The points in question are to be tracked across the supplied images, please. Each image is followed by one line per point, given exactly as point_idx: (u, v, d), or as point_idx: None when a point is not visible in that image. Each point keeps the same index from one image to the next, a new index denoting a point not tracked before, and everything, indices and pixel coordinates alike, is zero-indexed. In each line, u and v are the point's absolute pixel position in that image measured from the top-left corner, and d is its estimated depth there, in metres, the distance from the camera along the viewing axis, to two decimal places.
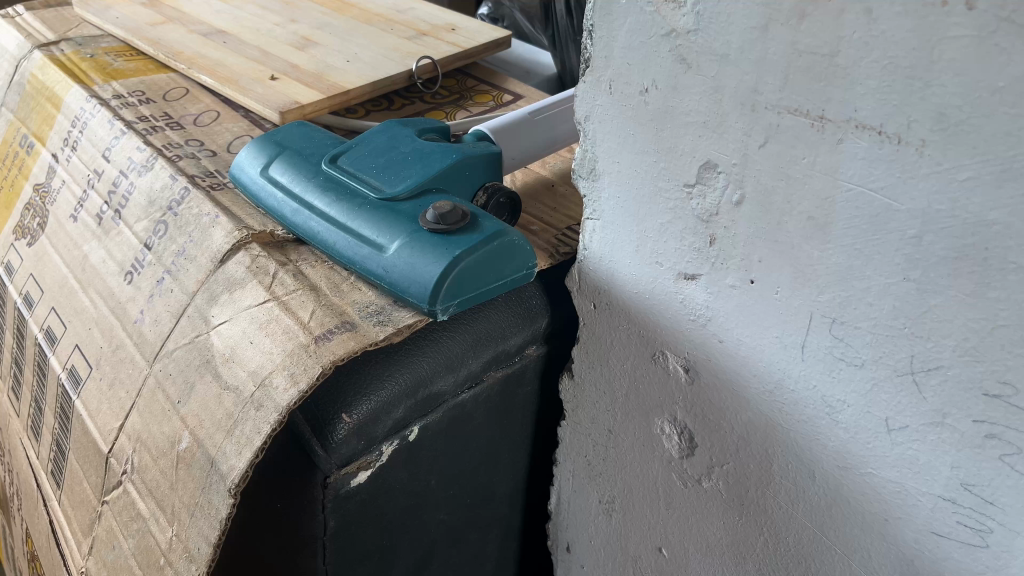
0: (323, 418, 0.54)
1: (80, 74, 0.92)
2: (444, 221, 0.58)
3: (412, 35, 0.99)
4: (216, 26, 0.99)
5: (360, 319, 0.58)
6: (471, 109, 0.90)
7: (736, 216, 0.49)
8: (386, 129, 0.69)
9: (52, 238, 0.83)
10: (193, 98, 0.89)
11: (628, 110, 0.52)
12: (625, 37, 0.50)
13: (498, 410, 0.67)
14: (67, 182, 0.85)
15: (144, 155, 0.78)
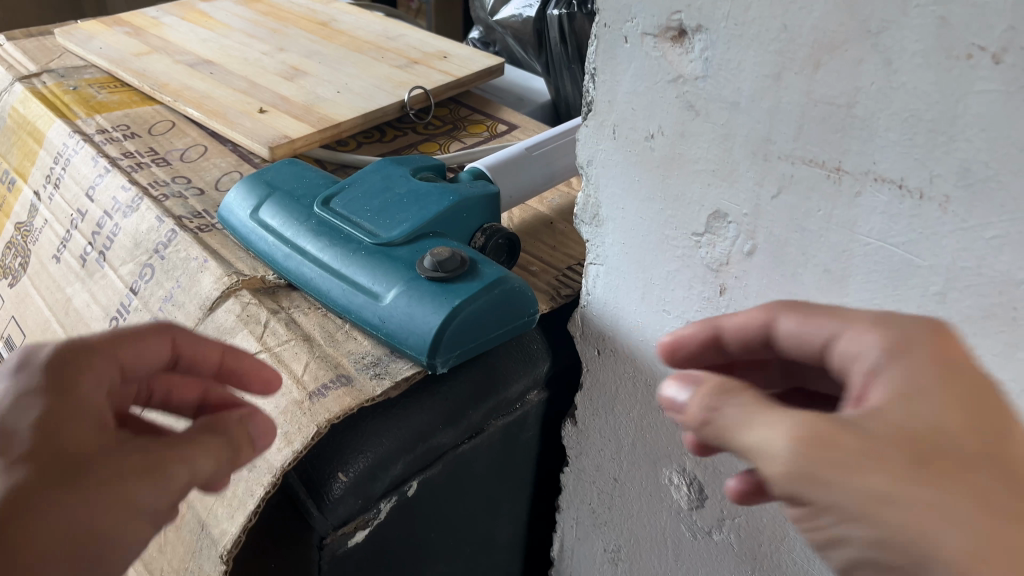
0: (317, 477, 0.52)
1: (63, 108, 0.90)
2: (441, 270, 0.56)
3: (403, 64, 0.97)
4: (202, 56, 0.97)
5: (357, 371, 0.56)
6: (465, 140, 0.88)
7: (748, 266, 0.48)
8: (380, 168, 0.67)
9: (35, 280, 0.80)
10: (179, 132, 0.87)
11: (633, 156, 0.50)
12: (629, 82, 0.48)
13: (499, 458, 0.64)
14: (50, 222, 0.82)
15: (128, 194, 0.75)
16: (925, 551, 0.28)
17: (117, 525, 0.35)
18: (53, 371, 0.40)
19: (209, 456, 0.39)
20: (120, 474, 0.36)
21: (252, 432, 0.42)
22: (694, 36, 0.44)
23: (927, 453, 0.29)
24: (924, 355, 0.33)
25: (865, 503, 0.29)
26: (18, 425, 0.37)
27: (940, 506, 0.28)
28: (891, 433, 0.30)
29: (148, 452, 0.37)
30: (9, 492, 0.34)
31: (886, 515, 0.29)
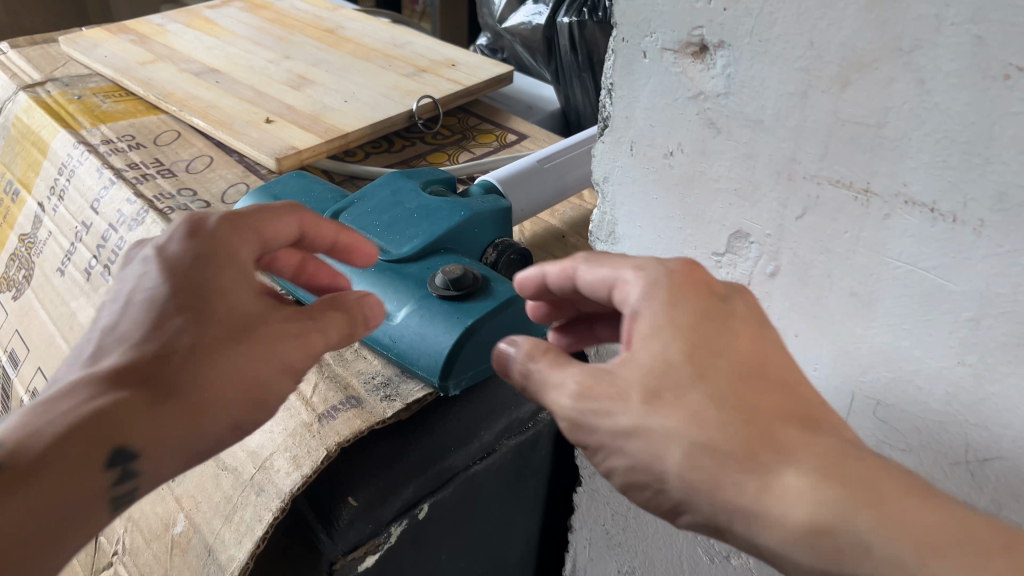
0: (327, 502, 0.51)
1: (67, 117, 0.89)
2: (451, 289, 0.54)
3: (411, 72, 0.95)
4: (207, 64, 0.96)
5: (367, 393, 0.55)
6: (474, 150, 0.87)
7: (771, 287, 0.47)
8: (389, 181, 0.66)
9: (38, 293, 0.79)
10: (185, 142, 0.86)
11: (651, 174, 0.49)
12: (647, 98, 0.47)
13: (511, 478, 0.63)
14: (54, 234, 0.81)
15: (134, 207, 0.74)
16: (661, 468, 0.34)
17: (270, 388, 0.41)
18: (215, 239, 0.43)
19: (335, 329, 0.44)
20: (272, 345, 0.41)
21: (367, 316, 0.47)
22: (716, 52, 0.43)
23: (657, 387, 0.34)
24: (678, 294, 0.37)
25: (621, 436, 0.34)
26: (192, 281, 0.41)
27: (670, 429, 0.33)
28: (636, 373, 0.35)
29: (293, 321, 0.43)
30: (189, 351, 0.39)
31: (634, 445, 0.34)
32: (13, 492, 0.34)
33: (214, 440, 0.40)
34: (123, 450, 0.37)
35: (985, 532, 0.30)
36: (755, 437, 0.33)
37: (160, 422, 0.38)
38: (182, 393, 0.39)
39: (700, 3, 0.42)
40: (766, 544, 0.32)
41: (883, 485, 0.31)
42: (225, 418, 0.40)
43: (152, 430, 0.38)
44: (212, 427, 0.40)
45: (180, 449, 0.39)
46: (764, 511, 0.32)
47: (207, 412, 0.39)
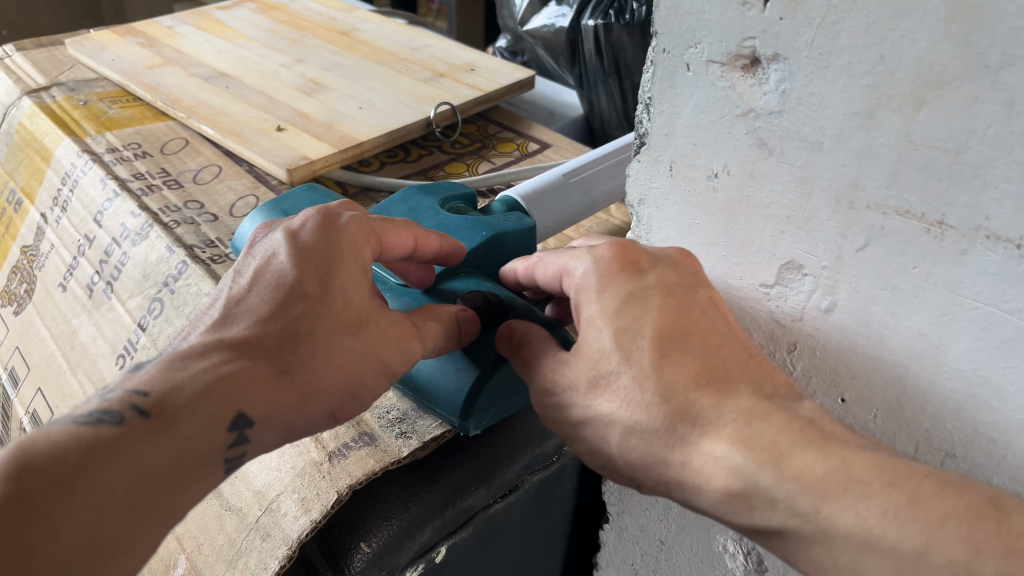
0: (337, 546, 0.47)
1: (72, 124, 0.85)
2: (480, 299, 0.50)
3: (428, 77, 0.91)
4: (217, 68, 0.93)
5: (381, 429, 0.52)
6: (494, 160, 0.83)
7: (825, 322, 0.42)
8: (406, 198, 0.62)
9: (40, 309, 0.76)
10: (193, 151, 0.82)
11: (693, 197, 0.45)
12: (690, 115, 0.43)
13: (534, 514, 0.59)
14: (56, 247, 0.78)
15: (138, 221, 0.71)
16: (606, 448, 0.40)
17: (371, 383, 0.43)
18: (342, 237, 0.46)
19: (434, 341, 0.46)
20: (379, 343, 0.43)
21: (463, 335, 0.47)
22: (769, 66, 0.39)
23: (596, 377, 0.40)
24: (607, 281, 0.41)
25: (581, 423, 0.41)
26: (318, 270, 0.44)
27: (612, 416, 0.39)
28: (579, 365, 0.40)
29: (400, 324, 0.45)
30: (306, 335, 0.42)
31: (584, 430, 0.41)
32: (155, 439, 0.37)
33: (312, 422, 0.43)
34: (237, 420, 0.39)
35: (870, 473, 0.33)
36: (676, 412, 0.38)
37: (274, 397, 0.41)
38: (297, 372, 0.41)
39: (753, 12, 0.38)
40: (699, 504, 0.38)
41: (783, 442, 0.35)
42: (327, 403, 0.42)
43: (266, 403, 0.40)
44: (314, 411, 0.42)
45: (285, 425, 0.42)
46: (691, 479, 0.37)
47: (312, 395, 0.42)
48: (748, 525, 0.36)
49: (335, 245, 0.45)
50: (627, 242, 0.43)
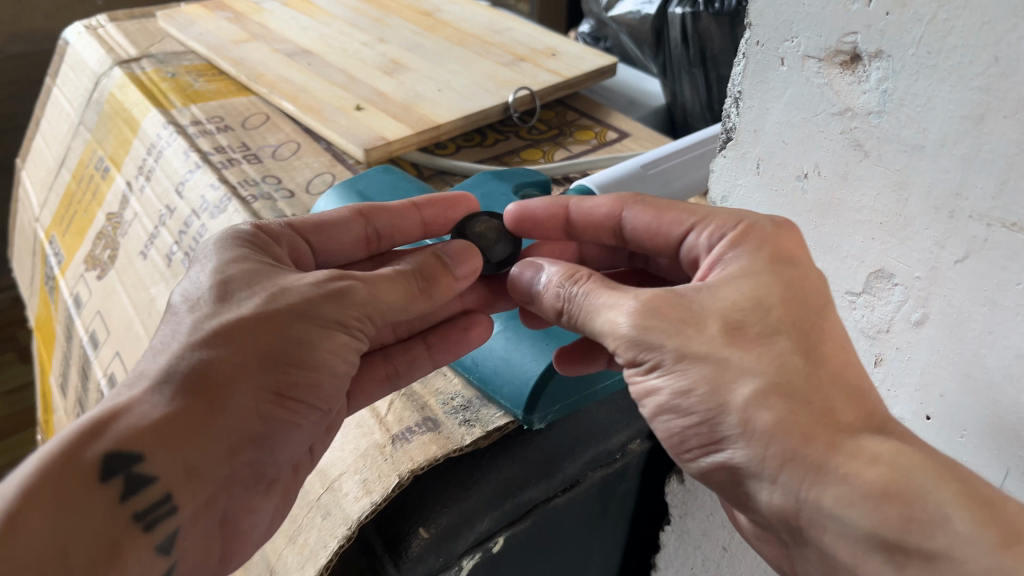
0: (394, 530, 0.47)
1: (160, 96, 0.87)
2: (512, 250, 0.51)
3: (508, 61, 0.90)
4: (300, 45, 0.93)
5: (445, 416, 0.51)
6: (571, 147, 0.81)
7: (914, 337, 0.40)
8: (480, 183, 0.62)
9: (122, 275, 0.78)
10: (273, 126, 0.83)
11: (779, 196, 0.43)
12: (782, 110, 0.41)
13: (593, 512, 0.58)
14: (139, 215, 0.80)
15: (218, 194, 0.72)
16: (726, 402, 0.34)
17: (309, 356, 0.39)
18: (238, 239, 0.43)
19: (392, 289, 0.43)
20: (280, 311, 0.39)
21: (446, 260, 0.45)
22: (870, 63, 0.37)
23: (738, 322, 0.35)
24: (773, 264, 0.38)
25: (677, 356, 0.35)
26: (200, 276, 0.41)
27: (747, 362, 0.34)
28: (712, 313, 0.36)
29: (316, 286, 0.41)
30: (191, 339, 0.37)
31: (702, 370, 0.35)
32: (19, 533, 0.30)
33: (245, 423, 0.38)
34: (133, 457, 0.34)
35: None
36: (790, 390, 0.34)
37: (167, 414, 0.35)
38: (196, 378, 0.36)
39: (856, 5, 0.36)
40: (821, 501, 0.32)
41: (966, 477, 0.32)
42: (250, 390, 0.38)
43: (165, 422, 0.35)
44: (243, 406, 0.37)
45: (215, 440, 0.36)
46: (834, 468, 0.32)
47: (228, 388, 0.37)
48: (884, 536, 0.31)
49: (222, 244, 0.42)
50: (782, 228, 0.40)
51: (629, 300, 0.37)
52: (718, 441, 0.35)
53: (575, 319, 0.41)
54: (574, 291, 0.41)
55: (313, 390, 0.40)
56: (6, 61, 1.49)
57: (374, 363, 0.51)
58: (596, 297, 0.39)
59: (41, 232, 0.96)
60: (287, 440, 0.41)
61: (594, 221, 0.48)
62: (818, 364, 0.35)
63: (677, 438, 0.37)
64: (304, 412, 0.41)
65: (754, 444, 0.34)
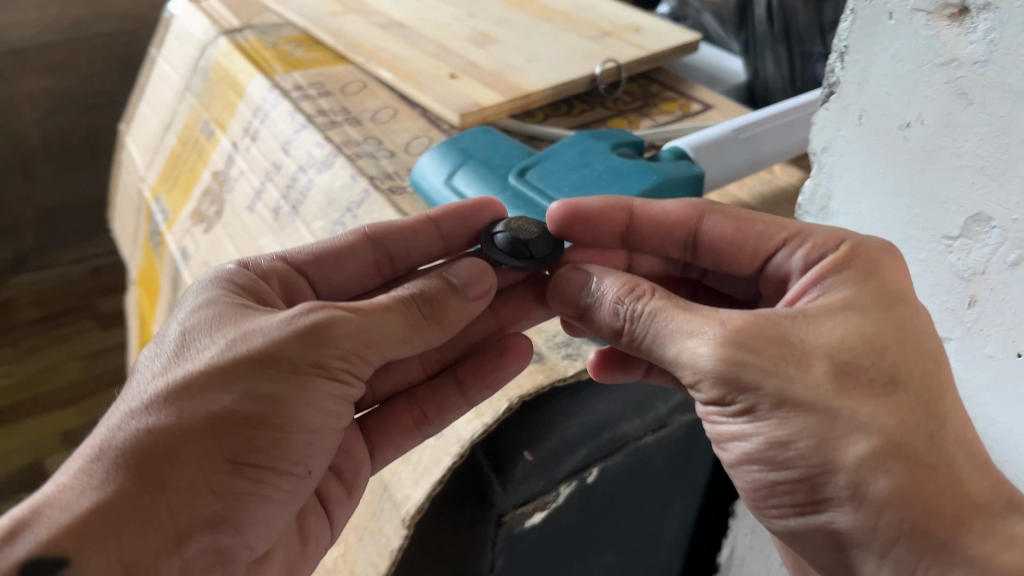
0: (501, 452, 0.51)
1: (263, 63, 0.92)
2: (551, 249, 0.50)
3: (594, 35, 0.94)
4: (394, 18, 0.98)
5: (549, 350, 0.57)
6: (656, 118, 0.84)
7: (1009, 279, 0.40)
8: (577, 142, 0.65)
9: (228, 228, 0.83)
10: (371, 93, 0.88)
11: (881, 145, 0.45)
12: (888, 63, 0.44)
13: (679, 456, 0.61)
14: (245, 173, 0.85)
15: (324, 152, 0.77)
16: (835, 460, 0.35)
17: (262, 414, 0.38)
18: (215, 290, 0.42)
19: (383, 323, 0.42)
20: (234, 366, 0.38)
21: (455, 281, 0.45)
22: (978, 15, 0.38)
23: (847, 368, 0.36)
24: (878, 318, 0.38)
25: (777, 402, 0.36)
26: (167, 334, 0.41)
27: (859, 417, 0.35)
28: (819, 352, 0.37)
29: (280, 325, 0.39)
30: (129, 415, 0.37)
31: (812, 421, 0.35)
32: None
33: (196, 502, 0.36)
34: (56, 562, 0.33)
35: None
36: (908, 456, 0.35)
37: (103, 500, 0.34)
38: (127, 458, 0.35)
39: None
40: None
41: None
42: (198, 459, 0.36)
43: (100, 510, 0.34)
44: (189, 481, 0.36)
45: (157, 527, 0.35)
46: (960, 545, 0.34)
47: (170, 463, 0.36)
48: None
49: (193, 300, 0.42)
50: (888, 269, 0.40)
51: (711, 330, 0.37)
52: (819, 502, 0.36)
53: (638, 337, 0.41)
54: (638, 309, 0.41)
55: (277, 452, 0.39)
56: (94, 36, 1.61)
57: (402, 411, 0.54)
58: (667, 321, 0.39)
59: (148, 191, 1.02)
60: (254, 512, 0.39)
61: (662, 225, 0.49)
62: (932, 423, 0.36)
63: (765, 490, 0.39)
64: (268, 476, 0.39)
65: (861, 510, 0.35)
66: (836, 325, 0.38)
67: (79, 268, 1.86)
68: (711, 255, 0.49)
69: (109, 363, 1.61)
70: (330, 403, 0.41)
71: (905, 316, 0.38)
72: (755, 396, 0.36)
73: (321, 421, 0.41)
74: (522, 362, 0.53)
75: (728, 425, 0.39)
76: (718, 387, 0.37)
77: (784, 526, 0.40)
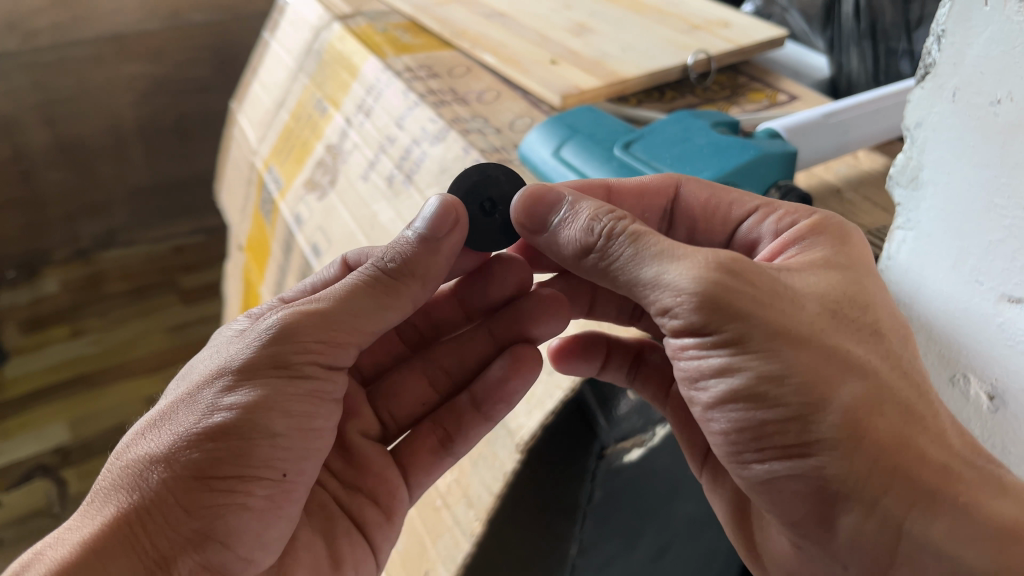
0: (608, 392, 0.61)
1: (376, 46, 1.00)
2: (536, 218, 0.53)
3: (685, 29, 0.99)
4: (495, 8, 1.05)
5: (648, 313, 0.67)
6: (744, 106, 0.89)
7: None
8: (679, 121, 0.72)
9: (342, 195, 0.91)
10: (475, 76, 0.94)
11: (974, 120, 0.49)
12: (982, 45, 0.47)
13: None
14: (359, 146, 0.92)
15: (437, 126, 0.84)
16: (830, 398, 0.36)
17: (223, 424, 0.41)
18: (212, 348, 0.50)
19: (346, 303, 0.46)
20: (199, 392, 0.43)
21: (425, 232, 0.47)
22: None
23: (835, 311, 0.39)
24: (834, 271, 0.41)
25: (773, 333, 0.37)
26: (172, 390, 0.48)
27: (853, 360, 0.37)
28: (810, 297, 0.39)
29: (242, 349, 0.44)
30: (120, 454, 0.42)
31: (807, 356, 0.37)
32: None
33: (168, 518, 0.39)
34: None
35: None
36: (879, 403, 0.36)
37: (90, 536, 0.38)
38: (110, 490, 0.40)
39: None
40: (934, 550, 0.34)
41: None
42: (166, 477, 0.40)
43: (86, 539, 0.38)
44: (161, 504, 0.39)
45: (139, 555, 0.38)
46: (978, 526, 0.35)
47: (144, 492, 0.40)
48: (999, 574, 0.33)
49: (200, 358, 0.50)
50: (848, 244, 0.44)
51: (703, 255, 0.38)
52: (806, 445, 0.36)
53: (613, 258, 0.41)
54: (617, 227, 0.41)
55: (246, 459, 0.42)
56: (191, 24, 1.70)
57: (424, 433, 0.55)
58: (652, 241, 0.40)
59: (260, 163, 1.10)
60: (241, 526, 0.42)
61: (647, 192, 0.52)
62: (918, 386, 0.38)
63: (750, 431, 0.38)
64: (245, 486, 0.42)
65: (853, 454, 0.35)
66: (821, 278, 0.41)
67: (163, 247, 1.94)
68: (687, 222, 0.52)
69: (191, 337, 1.70)
70: (296, 401, 0.44)
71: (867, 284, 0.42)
72: (745, 324, 0.37)
73: (290, 418, 0.44)
74: (531, 375, 0.54)
75: (705, 360, 0.39)
76: (702, 313, 0.37)
77: (761, 475, 0.39)
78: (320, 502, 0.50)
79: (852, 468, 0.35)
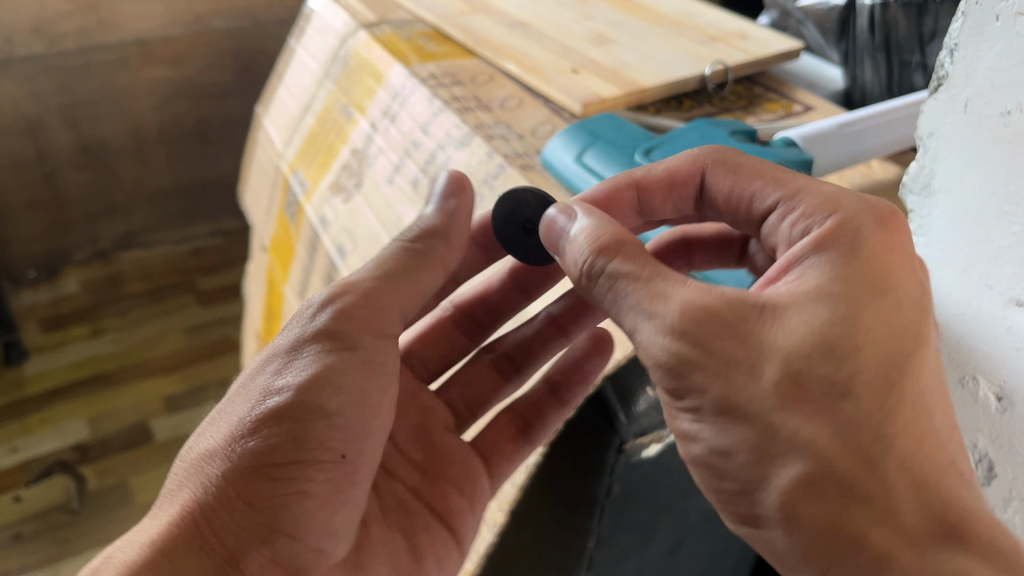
0: (628, 387, 0.60)
1: (401, 54, 1.02)
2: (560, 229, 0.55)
3: (703, 40, 1.01)
4: (517, 18, 1.07)
5: None
6: (761, 115, 0.92)
7: None
8: (698, 129, 0.74)
9: (368, 198, 0.93)
10: (498, 84, 0.97)
11: (984, 131, 0.51)
12: (993, 59, 0.49)
13: None
14: (384, 150, 0.95)
15: (462, 132, 0.87)
16: (770, 476, 0.37)
17: (274, 417, 0.47)
18: None
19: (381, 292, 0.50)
20: (253, 389, 0.48)
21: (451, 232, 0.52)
22: None
23: (801, 378, 0.37)
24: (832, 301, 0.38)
25: (727, 406, 0.38)
26: None
27: (804, 437, 0.37)
28: (778, 355, 0.37)
29: (288, 348, 0.49)
30: (194, 447, 0.49)
31: (748, 433, 0.38)
32: None
33: (236, 509, 0.46)
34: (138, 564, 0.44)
35: None
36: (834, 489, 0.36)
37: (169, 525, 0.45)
38: (187, 483, 0.47)
39: None
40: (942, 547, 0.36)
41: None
42: (231, 473, 0.46)
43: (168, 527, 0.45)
44: (226, 501, 0.46)
45: (212, 545, 0.45)
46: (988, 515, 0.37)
47: (213, 486, 0.46)
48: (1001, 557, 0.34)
49: None
50: (861, 265, 0.39)
51: (664, 317, 0.39)
52: (759, 516, 0.39)
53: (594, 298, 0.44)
54: (594, 270, 0.43)
55: (300, 452, 0.47)
56: (213, 30, 1.73)
57: (505, 422, 0.63)
58: (625, 292, 0.41)
59: (286, 166, 1.13)
60: (305, 512, 0.48)
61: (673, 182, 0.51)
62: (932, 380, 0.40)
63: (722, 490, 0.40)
64: (304, 473, 0.47)
65: (797, 534, 0.37)
66: (808, 320, 0.38)
67: (181, 249, 1.97)
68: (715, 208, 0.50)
69: (208, 337, 1.73)
70: (341, 389, 0.49)
71: (879, 311, 0.38)
72: (701, 397, 0.39)
73: (332, 405, 0.48)
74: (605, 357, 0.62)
75: (679, 421, 0.41)
76: (666, 380, 0.39)
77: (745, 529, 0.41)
78: (397, 498, 0.58)
79: (797, 541, 0.37)
